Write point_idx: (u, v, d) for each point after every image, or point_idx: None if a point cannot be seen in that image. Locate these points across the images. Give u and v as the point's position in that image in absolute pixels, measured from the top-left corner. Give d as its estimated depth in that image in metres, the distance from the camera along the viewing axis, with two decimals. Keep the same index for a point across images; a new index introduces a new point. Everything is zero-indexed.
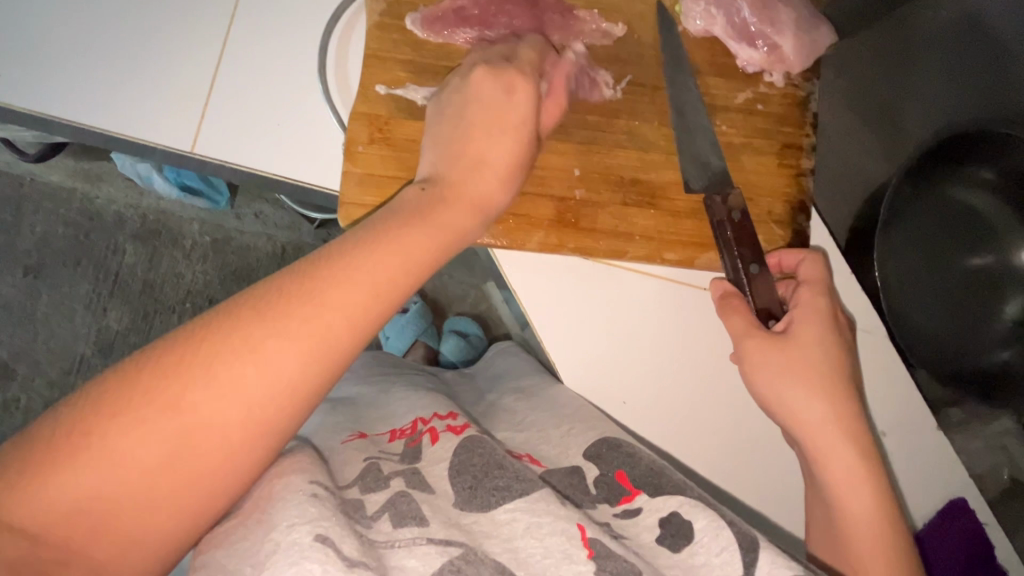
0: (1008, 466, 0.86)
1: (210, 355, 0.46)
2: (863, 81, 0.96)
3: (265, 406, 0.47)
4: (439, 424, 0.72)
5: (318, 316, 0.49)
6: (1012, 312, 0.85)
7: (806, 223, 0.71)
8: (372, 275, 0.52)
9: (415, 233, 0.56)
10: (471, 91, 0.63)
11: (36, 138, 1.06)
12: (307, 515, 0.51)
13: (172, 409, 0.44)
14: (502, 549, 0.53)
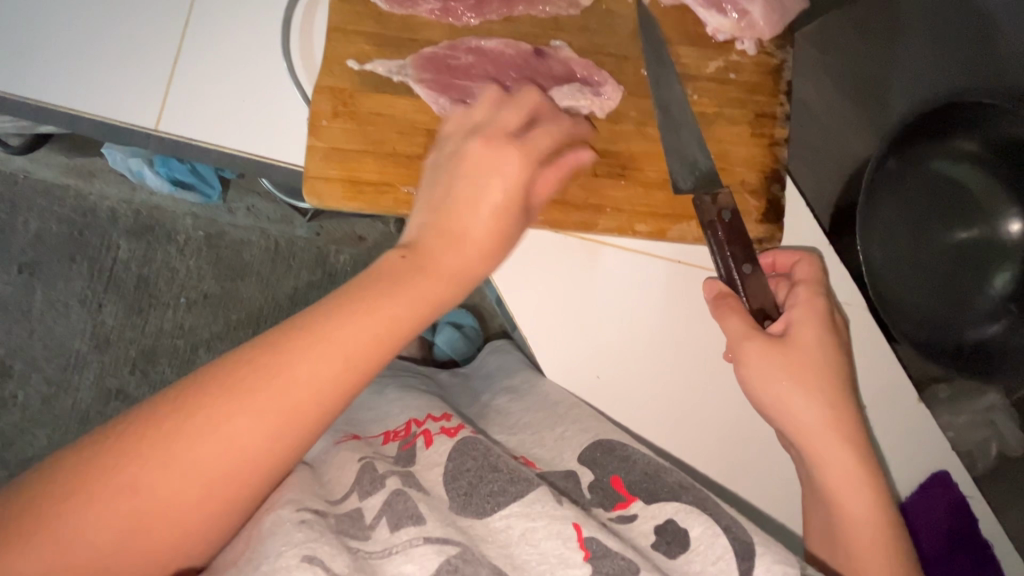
0: (996, 440, 0.86)
1: (180, 427, 0.46)
2: (846, 57, 0.94)
3: (231, 477, 0.47)
4: (433, 426, 0.69)
5: (285, 390, 0.48)
6: (1000, 285, 0.86)
7: (781, 192, 0.70)
8: (341, 351, 0.49)
9: (394, 301, 0.53)
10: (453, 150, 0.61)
11: (17, 128, 1.06)
12: (293, 541, 0.49)
13: (131, 492, 0.44)
14: (497, 553, 0.55)
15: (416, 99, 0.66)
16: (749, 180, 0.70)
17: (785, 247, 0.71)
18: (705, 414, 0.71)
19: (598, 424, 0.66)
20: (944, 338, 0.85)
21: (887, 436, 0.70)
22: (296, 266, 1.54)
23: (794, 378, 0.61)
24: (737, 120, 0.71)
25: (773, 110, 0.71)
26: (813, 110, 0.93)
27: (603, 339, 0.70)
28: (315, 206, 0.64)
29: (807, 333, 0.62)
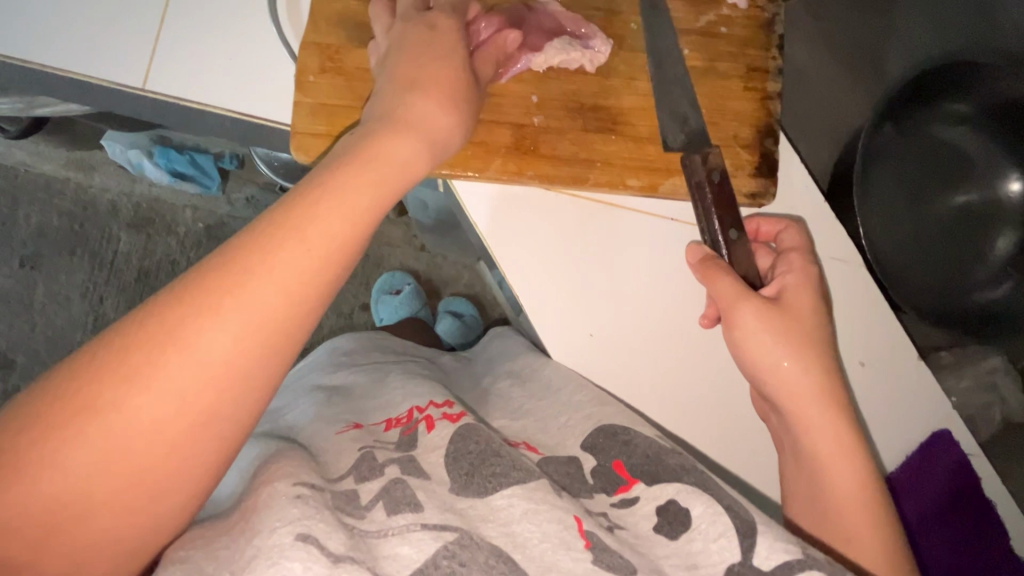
0: (1000, 405, 0.85)
1: (137, 344, 0.38)
2: (840, 22, 0.92)
3: (210, 392, 0.39)
4: (435, 412, 0.66)
5: (254, 284, 0.40)
6: (1003, 247, 0.86)
7: (774, 146, 0.69)
8: (324, 229, 0.44)
9: (355, 181, 0.47)
10: (403, 39, 0.60)
11: (11, 111, 1.06)
12: (288, 516, 0.47)
13: (95, 411, 0.36)
14: (498, 533, 0.51)
15: None
16: (741, 133, 0.69)
17: (775, 209, 0.70)
18: (699, 383, 0.71)
19: (600, 411, 0.66)
20: (952, 305, 0.85)
21: (890, 396, 0.70)
22: None
23: (790, 343, 0.59)
24: (729, 75, 0.69)
25: (764, 63, 0.70)
26: (809, 79, 0.92)
27: (600, 301, 0.69)
28: (302, 161, 0.64)
29: (801, 303, 0.62)
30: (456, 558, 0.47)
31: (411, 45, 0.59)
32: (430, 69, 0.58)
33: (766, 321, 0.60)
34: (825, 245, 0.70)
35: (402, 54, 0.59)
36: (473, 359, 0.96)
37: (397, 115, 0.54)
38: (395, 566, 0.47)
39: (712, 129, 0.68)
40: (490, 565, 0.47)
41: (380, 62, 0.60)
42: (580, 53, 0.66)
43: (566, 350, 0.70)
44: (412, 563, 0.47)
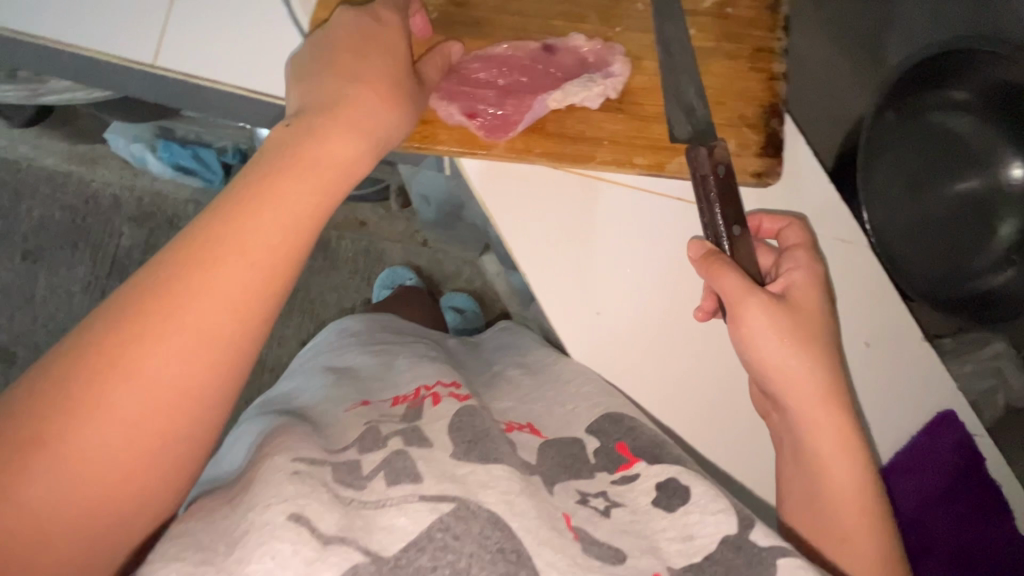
0: (1004, 391, 0.86)
1: (90, 365, 0.38)
2: (840, 11, 0.93)
3: (177, 397, 0.40)
4: (442, 390, 0.66)
5: (204, 295, 0.41)
6: (1007, 233, 0.86)
7: (780, 126, 0.69)
8: (262, 240, 0.44)
9: (286, 182, 0.47)
10: (334, 32, 0.59)
11: (19, 99, 1.06)
12: (282, 494, 0.44)
13: (38, 444, 0.36)
14: (496, 499, 0.48)
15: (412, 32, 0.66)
16: (747, 114, 0.69)
17: (781, 189, 0.70)
18: (703, 369, 0.72)
19: (609, 400, 0.66)
20: (952, 291, 0.84)
21: (895, 377, 0.70)
22: None
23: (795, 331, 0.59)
24: (734, 56, 0.70)
25: (770, 44, 0.70)
26: (812, 66, 0.93)
27: (609, 280, 0.70)
28: None
29: (806, 297, 0.62)
30: (450, 531, 0.44)
31: (355, 38, 0.59)
32: (369, 63, 0.57)
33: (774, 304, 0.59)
34: (828, 227, 0.71)
35: (329, 50, 0.58)
36: (478, 346, 0.95)
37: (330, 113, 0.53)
38: (388, 539, 0.44)
39: (718, 109, 0.69)
40: (485, 537, 0.45)
41: (314, 53, 0.58)
42: (601, 86, 0.66)
43: (572, 330, 0.70)
44: (406, 536, 0.44)
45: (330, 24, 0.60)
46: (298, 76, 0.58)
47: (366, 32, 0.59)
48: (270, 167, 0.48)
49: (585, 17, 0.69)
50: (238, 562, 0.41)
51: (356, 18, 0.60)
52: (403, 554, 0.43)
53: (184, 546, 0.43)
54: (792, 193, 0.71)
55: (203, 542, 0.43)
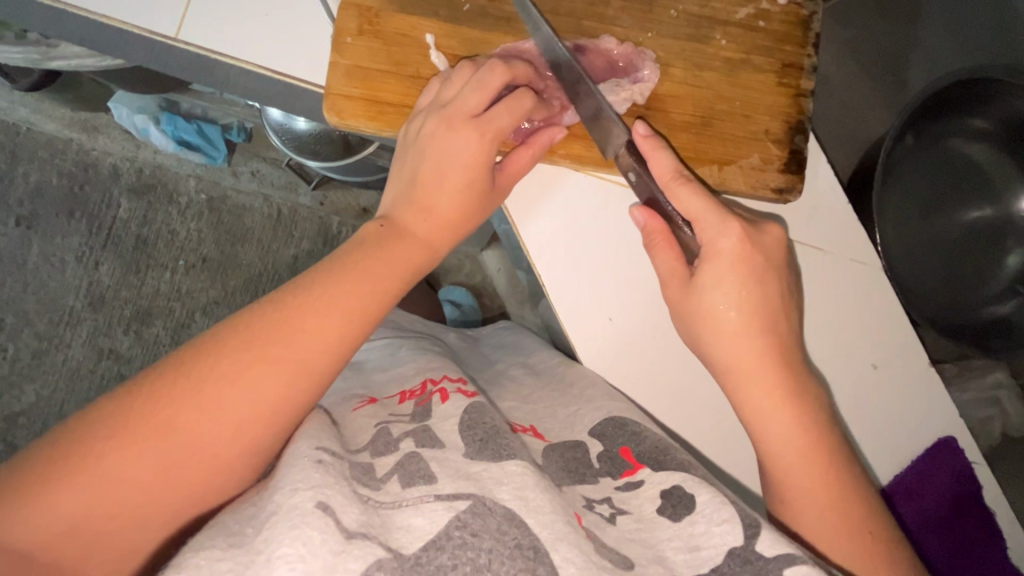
0: (1001, 421, 0.86)
1: (212, 376, 0.49)
2: (866, 31, 0.93)
3: (257, 422, 0.50)
4: (450, 385, 0.65)
5: (299, 340, 0.52)
6: (1013, 263, 0.87)
7: (804, 143, 0.69)
8: (346, 302, 0.55)
9: (381, 266, 0.59)
10: (426, 147, 0.62)
11: (25, 62, 1.03)
12: (310, 481, 0.45)
13: (163, 432, 0.47)
14: (511, 496, 0.48)
15: (442, 23, 0.65)
16: (773, 128, 0.69)
17: (800, 205, 0.70)
18: (709, 382, 0.72)
19: (611, 403, 0.66)
20: (954, 316, 0.85)
21: (898, 400, 0.71)
22: (298, 235, 1.51)
23: (750, 332, 0.59)
24: (764, 69, 0.69)
25: (799, 60, 0.70)
26: (833, 84, 0.94)
27: (622, 288, 0.71)
28: (334, 123, 0.64)
29: (717, 279, 0.59)
30: (468, 528, 0.44)
31: (436, 152, 0.62)
32: (451, 169, 0.62)
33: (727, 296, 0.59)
34: (843, 247, 0.71)
35: (417, 159, 0.63)
36: (478, 342, 0.95)
37: (410, 216, 0.63)
38: (407, 538, 0.44)
39: (743, 121, 0.68)
40: (502, 533, 0.44)
41: (400, 161, 0.64)
42: (628, 92, 0.65)
43: (586, 337, 0.71)
44: (425, 535, 0.44)
45: (421, 134, 0.62)
46: (390, 177, 0.66)
47: (457, 123, 0.61)
48: (365, 246, 0.60)
49: (616, 20, 0.68)
50: (265, 541, 0.41)
51: (447, 140, 0.61)
52: (422, 553, 0.42)
53: (213, 535, 0.44)
54: (812, 211, 0.71)
55: (232, 529, 0.44)
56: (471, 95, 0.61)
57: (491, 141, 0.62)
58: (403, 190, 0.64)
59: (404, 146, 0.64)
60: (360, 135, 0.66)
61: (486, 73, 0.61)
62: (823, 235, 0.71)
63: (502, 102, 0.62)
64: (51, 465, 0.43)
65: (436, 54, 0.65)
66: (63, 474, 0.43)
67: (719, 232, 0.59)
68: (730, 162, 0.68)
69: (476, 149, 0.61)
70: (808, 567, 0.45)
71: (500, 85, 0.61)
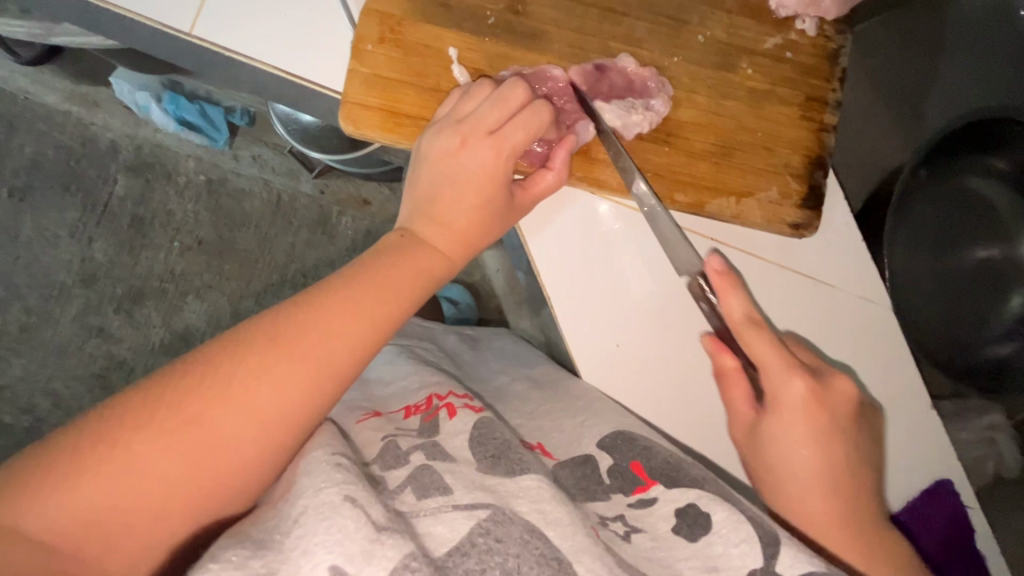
0: (994, 460, 0.87)
1: (240, 372, 0.48)
2: (891, 62, 0.92)
3: (285, 422, 0.49)
4: (456, 401, 0.64)
5: (328, 342, 0.51)
6: (1016, 306, 0.86)
7: (823, 179, 0.69)
8: (373, 304, 0.54)
9: (407, 268, 0.58)
10: (441, 163, 0.61)
11: (29, 36, 1.00)
12: (333, 479, 0.45)
13: (192, 425, 0.46)
14: (529, 508, 0.47)
15: (466, 36, 0.64)
16: (793, 163, 0.68)
17: (814, 239, 0.70)
18: (715, 410, 0.71)
19: (620, 419, 0.65)
20: (957, 357, 0.85)
21: (902, 435, 0.71)
22: (298, 224, 1.48)
23: (815, 483, 0.57)
24: (787, 102, 0.68)
25: (824, 94, 0.69)
26: (851, 114, 0.93)
27: (632, 312, 0.70)
28: (349, 132, 0.62)
29: (782, 431, 0.59)
30: (491, 535, 0.44)
31: (452, 165, 0.61)
32: (471, 182, 0.61)
33: (793, 452, 0.58)
34: (853, 283, 0.71)
35: (434, 173, 0.62)
36: (477, 346, 0.94)
37: (433, 219, 0.61)
38: (431, 543, 0.43)
39: (765, 153, 0.68)
40: (525, 541, 0.44)
41: (412, 174, 0.63)
42: (640, 117, 0.64)
43: (592, 360, 0.70)
44: (449, 540, 0.44)
45: (433, 146, 0.61)
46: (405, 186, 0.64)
47: (474, 141, 0.61)
48: (392, 253, 0.59)
49: (643, 42, 0.66)
50: (301, 536, 0.41)
51: (464, 157, 0.61)
52: (448, 557, 0.42)
53: (239, 540, 0.42)
54: (825, 248, 0.70)
55: (257, 536, 0.43)
56: (488, 114, 0.60)
57: (507, 162, 0.62)
58: (418, 202, 0.62)
59: (416, 160, 0.63)
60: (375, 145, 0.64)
61: (503, 94, 0.61)
62: (835, 270, 0.70)
63: (520, 119, 0.61)
64: (80, 451, 0.43)
65: (459, 69, 0.63)
66: (87, 462, 0.43)
67: (784, 382, 0.59)
68: (749, 195, 0.67)
69: (493, 168, 0.61)
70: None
71: (520, 100, 0.61)
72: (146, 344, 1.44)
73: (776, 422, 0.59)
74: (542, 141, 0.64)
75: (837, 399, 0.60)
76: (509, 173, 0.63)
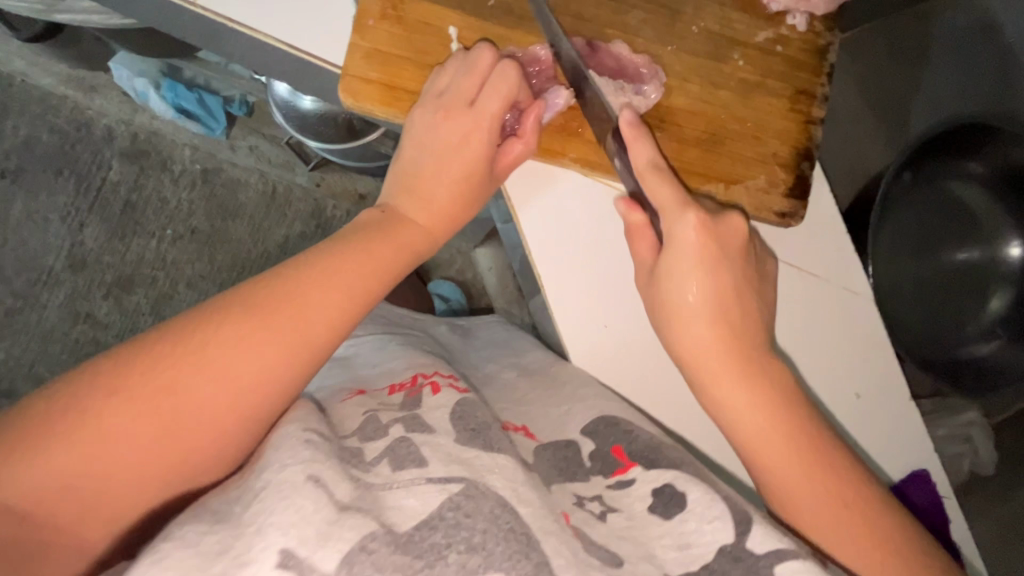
0: (971, 458, 0.89)
1: (214, 342, 0.48)
2: (878, 69, 0.94)
3: (257, 393, 0.49)
4: (441, 378, 0.64)
5: (305, 315, 0.52)
6: (996, 305, 0.87)
7: (810, 170, 0.70)
8: (351, 276, 0.55)
9: (385, 244, 0.59)
10: (425, 135, 0.64)
11: (31, 11, 1.01)
12: (300, 456, 0.44)
13: (166, 394, 0.46)
14: (503, 485, 0.47)
15: (467, 16, 0.65)
16: (781, 152, 0.70)
17: (800, 228, 0.72)
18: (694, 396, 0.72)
19: (603, 403, 0.66)
20: (940, 355, 0.87)
21: (878, 427, 0.72)
22: (291, 215, 1.49)
23: (771, 430, 0.57)
24: (776, 94, 0.70)
25: (813, 88, 0.71)
26: (835, 117, 0.95)
27: (620, 295, 0.71)
28: (349, 105, 0.64)
29: (681, 274, 0.61)
30: (461, 510, 0.43)
31: (435, 136, 0.63)
32: (454, 151, 0.64)
33: (688, 286, 0.61)
34: (836, 274, 0.72)
35: (418, 145, 0.64)
36: (468, 336, 0.95)
37: (417, 192, 0.64)
38: (399, 516, 0.43)
39: (755, 142, 0.69)
40: (495, 516, 0.44)
41: (400, 149, 0.65)
42: (629, 99, 0.65)
43: (581, 339, 0.71)
44: (418, 514, 0.43)
45: (415, 118, 0.64)
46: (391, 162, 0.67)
47: (454, 111, 0.63)
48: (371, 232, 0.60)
49: (638, 31, 0.68)
50: (258, 513, 0.40)
51: (445, 128, 0.63)
52: (415, 531, 0.41)
53: (198, 512, 0.42)
54: (810, 238, 0.72)
55: (215, 507, 0.43)
56: (465, 83, 0.63)
57: (488, 130, 0.64)
58: (400, 176, 0.65)
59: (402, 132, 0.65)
60: (374, 119, 0.66)
61: (476, 64, 0.63)
62: (819, 260, 0.72)
63: (491, 84, 0.63)
64: (52, 417, 0.43)
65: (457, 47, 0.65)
66: (58, 426, 0.42)
67: (680, 223, 0.60)
68: (737, 182, 0.69)
69: (474, 138, 0.64)
70: (798, 563, 0.46)
71: (493, 68, 0.63)
72: (134, 330, 1.43)
73: (672, 262, 0.61)
74: (516, 110, 0.66)
75: (728, 232, 0.62)
76: (492, 143, 0.65)
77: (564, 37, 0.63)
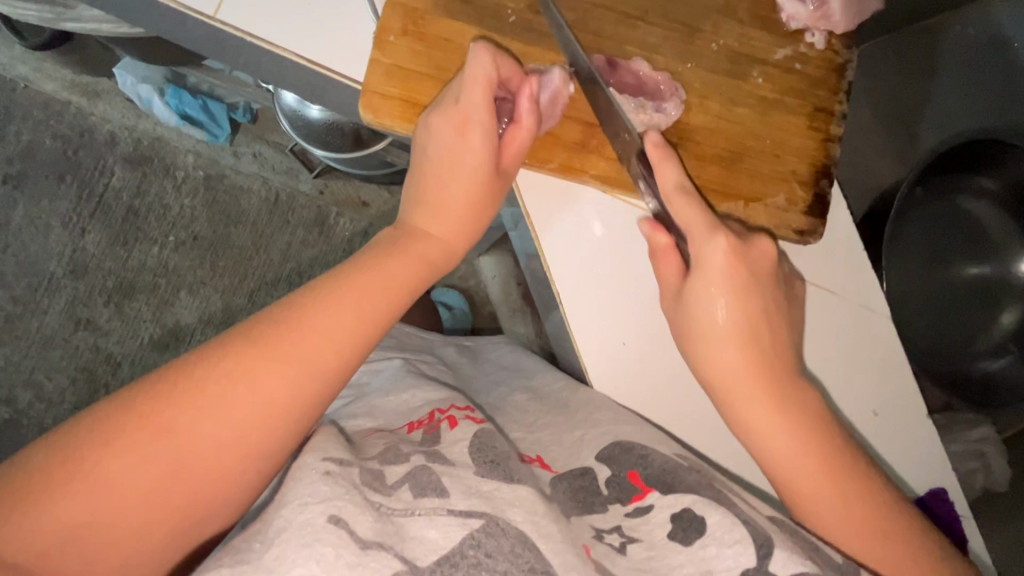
0: (983, 474, 0.90)
1: (215, 377, 0.48)
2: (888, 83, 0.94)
3: (263, 425, 0.48)
4: (457, 413, 0.64)
5: (310, 341, 0.51)
6: (1006, 321, 0.88)
7: (828, 187, 0.70)
8: (358, 298, 0.54)
9: (394, 264, 0.58)
10: (426, 144, 0.63)
11: (39, 20, 1.00)
12: (320, 494, 0.43)
13: (166, 434, 0.45)
14: (524, 518, 0.47)
15: (486, 32, 0.65)
16: (799, 169, 0.70)
17: (819, 245, 0.71)
18: (708, 416, 0.72)
19: (617, 427, 0.65)
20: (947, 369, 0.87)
21: (893, 446, 0.72)
22: (294, 222, 1.48)
23: (802, 454, 0.57)
24: (794, 111, 0.70)
25: (830, 105, 0.71)
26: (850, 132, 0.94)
27: (638, 311, 0.71)
28: (368, 120, 0.64)
29: (707, 292, 0.62)
30: (482, 548, 0.43)
31: (433, 142, 0.62)
32: (456, 154, 0.63)
33: (716, 306, 0.61)
34: (855, 291, 0.72)
35: (422, 155, 0.64)
36: (476, 358, 0.94)
37: (429, 206, 0.64)
38: (420, 549, 0.43)
39: (774, 160, 0.69)
40: (516, 555, 0.43)
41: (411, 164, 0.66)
42: (650, 117, 0.66)
43: (598, 357, 0.71)
44: (439, 548, 0.43)
45: (416, 131, 0.64)
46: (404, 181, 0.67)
47: (444, 114, 0.62)
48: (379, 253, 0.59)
49: (658, 48, 0.68)
50: (277, 558, 0.39)
51: (440, 133, 0.62)
52: (437, 567, 0.42)
53: (221, 552, 0.40)
54: (828, 255, 0.72)
55: (238, 545, 0.41)
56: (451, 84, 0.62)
57: (480, 125, 0.62)
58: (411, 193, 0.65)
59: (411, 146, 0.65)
60: (393, 134, 0.66)
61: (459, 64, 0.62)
62: (837, 277, 0.72)
63: (469, 77, 0.61)
64: (52, 468, 0.42)
65: None
66: (59, 477, 0.41)
67: (708, 245, 0.61)
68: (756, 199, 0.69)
69: (469, 136, 0.62)
70: None
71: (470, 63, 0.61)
72: (135, 338, 1.42)
73: (698, 281, 0.62)
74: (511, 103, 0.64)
75: (757, 253, 0.63)
76: (489, 138, 0.62)
77: (580, 47, 0.64)
